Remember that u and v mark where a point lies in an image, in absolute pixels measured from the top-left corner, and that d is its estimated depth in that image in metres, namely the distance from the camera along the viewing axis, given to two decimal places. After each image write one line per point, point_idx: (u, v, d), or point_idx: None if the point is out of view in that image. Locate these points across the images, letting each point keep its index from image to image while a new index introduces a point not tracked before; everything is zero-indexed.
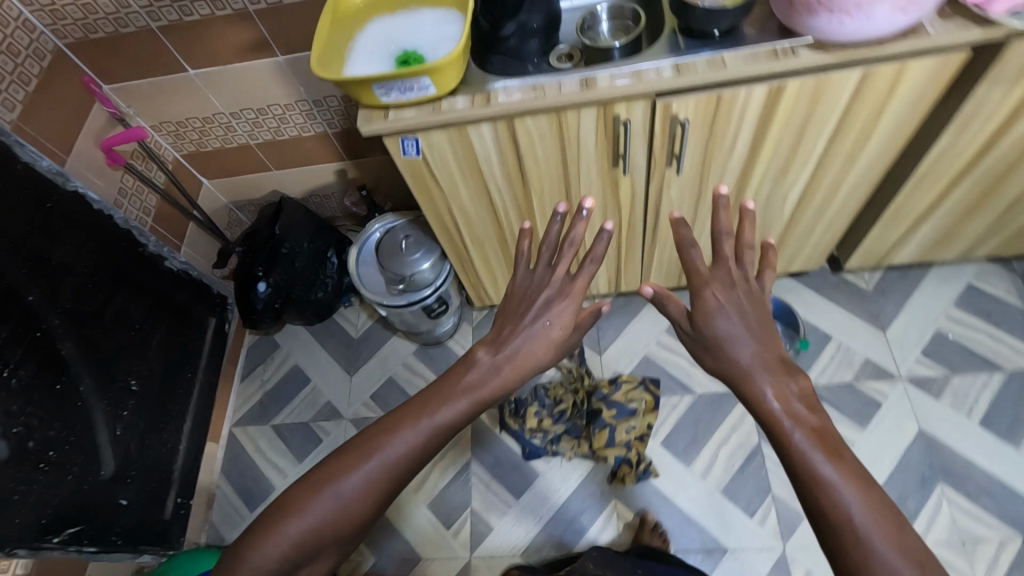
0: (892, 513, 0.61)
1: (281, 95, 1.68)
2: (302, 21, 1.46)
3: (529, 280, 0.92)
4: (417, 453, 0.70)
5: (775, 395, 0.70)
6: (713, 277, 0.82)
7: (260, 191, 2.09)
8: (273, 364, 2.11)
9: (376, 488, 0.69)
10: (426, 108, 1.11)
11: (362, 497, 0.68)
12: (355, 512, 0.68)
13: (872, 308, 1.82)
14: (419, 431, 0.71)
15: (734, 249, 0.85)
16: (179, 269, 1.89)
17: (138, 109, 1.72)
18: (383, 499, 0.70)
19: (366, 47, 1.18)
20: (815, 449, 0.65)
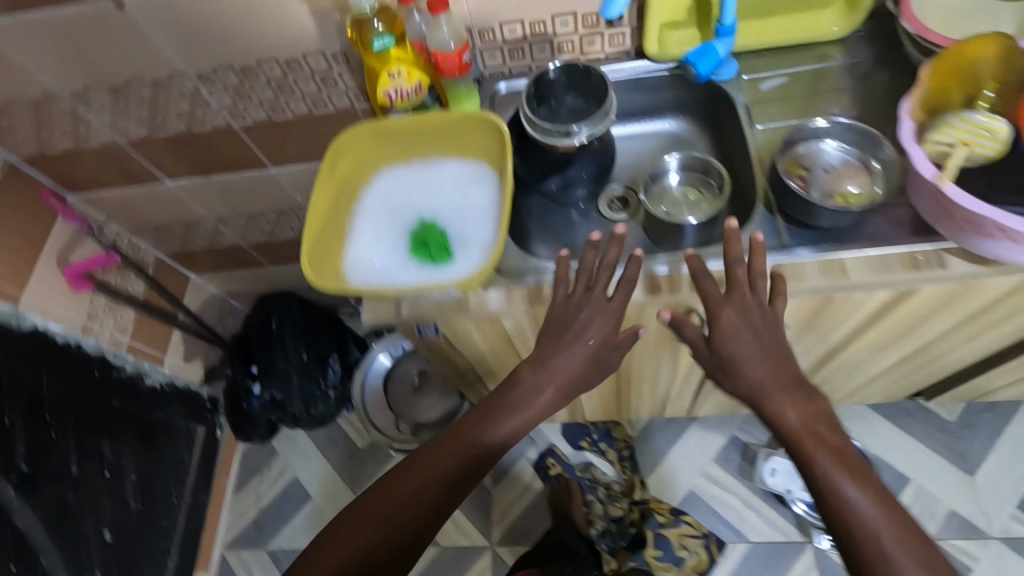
0: (915, 532, 0.66)
1: (275, 202, 1.45)
2: (298, 137, 1.21)
3: (567, 307, 0.78)
4: (458, 464, 0.78)
5: (795, 415, 0.70)
6: (730, 302, 0.72)
7: (255, 282, 1.86)
8: (270, 475, 1.89)
9: (432, 481, 0.78)
10: (449, 308, 0.86)
11: (428, 480, 0.78)
12: (432, 475, 0.78)
13: (957, 446, 1.56)
14: (456, 454, 0.79)
15: (749, 275, 0.73)
16: (161, 383, 1.67)
17: (110, 215, 1.48)
18: (436, 496, 0.78)
19: (375, 207, 0.93)
20: (840, 469, 0.68)
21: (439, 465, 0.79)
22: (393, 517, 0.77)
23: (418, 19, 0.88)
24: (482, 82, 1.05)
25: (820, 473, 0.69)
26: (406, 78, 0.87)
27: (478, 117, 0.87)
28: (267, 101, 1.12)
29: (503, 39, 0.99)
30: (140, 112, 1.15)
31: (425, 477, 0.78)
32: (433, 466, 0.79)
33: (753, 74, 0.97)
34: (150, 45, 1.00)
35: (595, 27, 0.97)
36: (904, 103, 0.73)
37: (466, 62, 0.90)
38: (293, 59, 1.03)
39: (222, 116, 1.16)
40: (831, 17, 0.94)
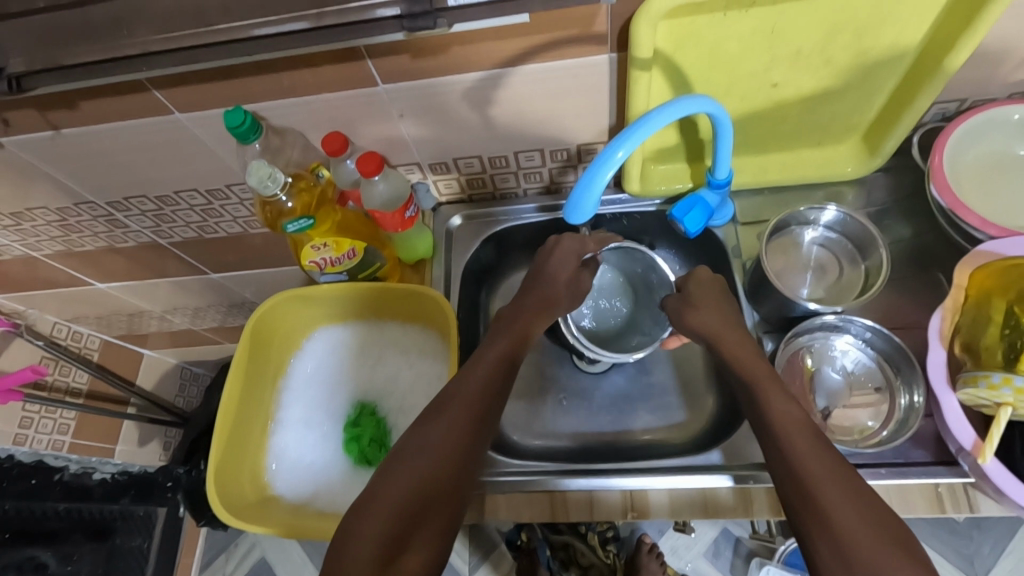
0: (876, 513, 0.51)
1: (224, 297, 1.31)
2: (235, 251, 1.06)
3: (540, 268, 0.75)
4: (483, 395, 0.62)
5: (810, 460, 0.54)
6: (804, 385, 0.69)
7: (216, 355, 1.74)
8: (238, 554, 1.73)
9: (474, 410, 0.61)
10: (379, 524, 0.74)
11: (464, 420, 0.60)
12: (464, 431, 0.60)
13: (966, 549, 1.26)
14: (469, 390, 0.62)
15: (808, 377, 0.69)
16: (112, 474, 1.53)
17: (43, 309, 1.34)
18: (481, 423, 0.61)
19: (305, 383, 0.80)
20: (834, 483, 0.53)
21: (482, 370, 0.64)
22: (466, 420, 0.60)
23: (352, 162, 0.74)
24: (438, 210, 0.90)
25: (794, 460, 0.55)
26: (334, 248, 0.73)
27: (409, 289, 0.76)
28: (195, 222, 0.97)
29: (459, 171, 0.84)
30: (50, 231, 1.00)
31: (474, 397, 0.62)
32: (478, 387, 0.63)
33: (751, 218, 0.82)
34: (44, 178, 0.85)
35: (568, 160, 0.82)
36: (933, 322, 0.62)
37: (410, 217, 0.76)
38: (215, 189, 0.88)
39: (146, 234, 1.02)
40: (846, 156, 0.78)
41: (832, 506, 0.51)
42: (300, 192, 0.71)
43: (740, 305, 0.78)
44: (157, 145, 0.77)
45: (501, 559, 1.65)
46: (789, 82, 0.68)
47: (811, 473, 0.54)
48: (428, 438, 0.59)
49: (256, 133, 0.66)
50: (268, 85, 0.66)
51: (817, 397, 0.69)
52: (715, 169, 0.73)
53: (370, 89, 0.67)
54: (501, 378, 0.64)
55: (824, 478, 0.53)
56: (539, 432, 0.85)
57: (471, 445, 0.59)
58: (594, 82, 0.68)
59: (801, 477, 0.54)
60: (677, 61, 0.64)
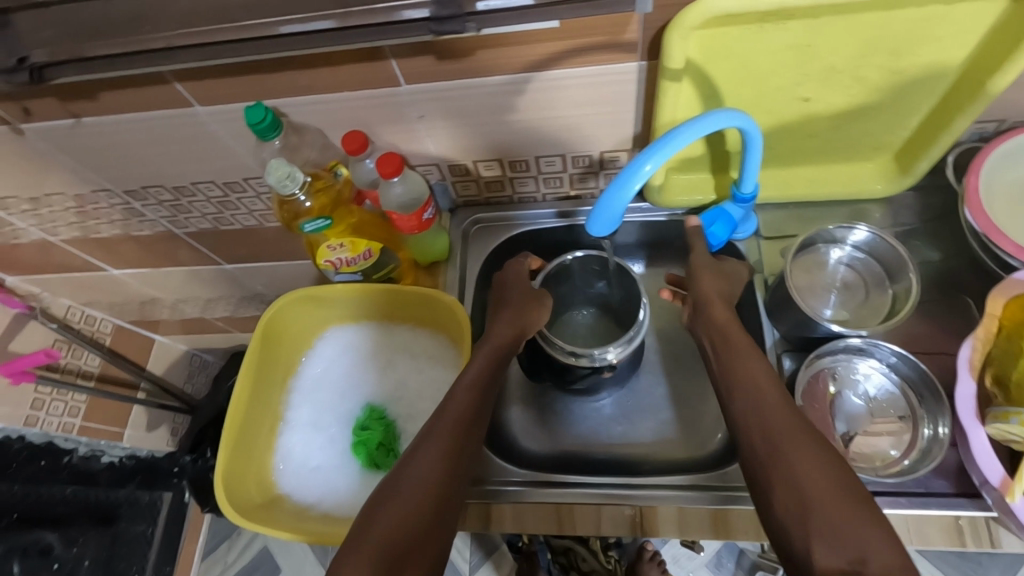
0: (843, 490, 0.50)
1: (237, 289, 1.31)
2: (249, 243, 1.06)
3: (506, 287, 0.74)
4: (464, 418, 0.61)
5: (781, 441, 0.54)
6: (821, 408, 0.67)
7: (227, 344, 1.74)
8: (240, 542, 1.75)
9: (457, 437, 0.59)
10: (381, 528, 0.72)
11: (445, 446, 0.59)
12: (449, 457, 0.58)
13: None
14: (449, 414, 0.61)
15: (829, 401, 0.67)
16: (120, 458, 1.55)
17: (57, 292, 1.34)
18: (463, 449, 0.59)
19: (316, 385, 0.80)
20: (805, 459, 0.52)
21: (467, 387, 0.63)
22: (448, 448, 0.58)
23: (372, 162, 0.72)
24: (456, 212, 0.89)
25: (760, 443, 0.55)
26: (350, 249, 0.74)
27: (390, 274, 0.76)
28: (210, 214, 0.97)
29: (477, 175, 0.82)
30: (67, 217, 1.00)
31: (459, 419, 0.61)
32: (460, 410, 0.61)
33: (775, 233, 0.80)
34: (62, 166, 0.85)
35: (589, 167, 0.81)
36: (963, 352, 0.60)
37: (426, 220, 0.75)
38: (232, 182, 0.87)
39: (162, 224, 1.02)
40: (875, 173, 0.76)
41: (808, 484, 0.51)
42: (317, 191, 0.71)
43: (761, 323, 0.76)
44: (175, 138, 0.76)
45: (502, 559, 1.66)
46: (822, 98, 0.66)
47: (781, 452, 0.53)
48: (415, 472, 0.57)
49: (276, 130, 0.65)
50: (289, 82, 0.66)
51: (838, 421, 0.67)
52: (741, 184, 0.71)
53: (391, 89, 0.66)
54: (481, 398, 0.63)
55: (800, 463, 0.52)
56: (547, 441, 0.84)
57: (457, 472, 0.58)
58: (620, 91, 0.66)
59: (778, 463, 0.52)
60: (708, 72, 0.63)
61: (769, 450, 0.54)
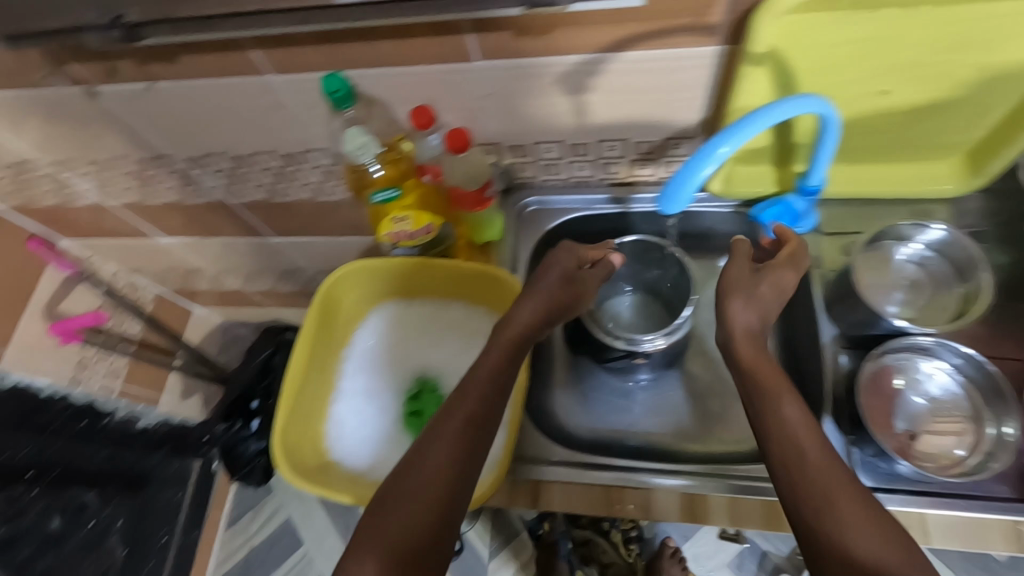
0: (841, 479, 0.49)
1: (279, 262, 1.33)
2: (299, 216, 1.07)
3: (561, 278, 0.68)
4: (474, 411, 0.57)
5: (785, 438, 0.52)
6: (882, 407, 0.67)
7: (260, 318, 1.77)
8: (263, 514, 1.76)
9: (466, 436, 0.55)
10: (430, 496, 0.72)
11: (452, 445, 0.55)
12: (452, 454, 0.54)
13: None
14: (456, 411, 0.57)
15: (890, 402, 0.67)
16: (155, 424, 1.59)
17: (105, 257, 1.38)
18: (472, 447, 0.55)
19: (367, 357, 0.81)
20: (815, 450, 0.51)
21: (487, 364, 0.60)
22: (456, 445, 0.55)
23: (436, 138, 0.73)
24: (509, 193, 0.89)
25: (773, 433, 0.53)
26: (413, 222, 0.74)
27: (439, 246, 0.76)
28: (266, 185, 0.98)
29: (535, 156, 0.82)
30: (126, 182, 1.03)
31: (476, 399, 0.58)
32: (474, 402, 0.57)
33: (836, 228, 0.79)
34: (130, 129, 0.87)
35: (649, 153, 0.80)
36: None
37: (486, 197, 0.76)
38: (292, 154, 0.88)
39: (217, 192, 1.03)
40: (943, 173, 0.75)
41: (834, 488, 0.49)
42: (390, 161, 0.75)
43: (816, 318, 0.75)
44: (244, 105, 0.77)
45: (522, 547, 1.66)
46: (901, 92, 0.65)
47: (801, 444, 0.51)
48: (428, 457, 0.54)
49: (350, 101, 0.66)
50: (365, 54, 0.66)
51: (897, 419, 0.67)
52: (808, 175, 0.70)
53: (464, 65, 0.67)
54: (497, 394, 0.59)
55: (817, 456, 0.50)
56: (591, 425, 0.84)
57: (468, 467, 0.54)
58: (695, 75, 0.66)
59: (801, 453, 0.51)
60: (789, 60, 0.62)
61: (789, 446, 0.52)
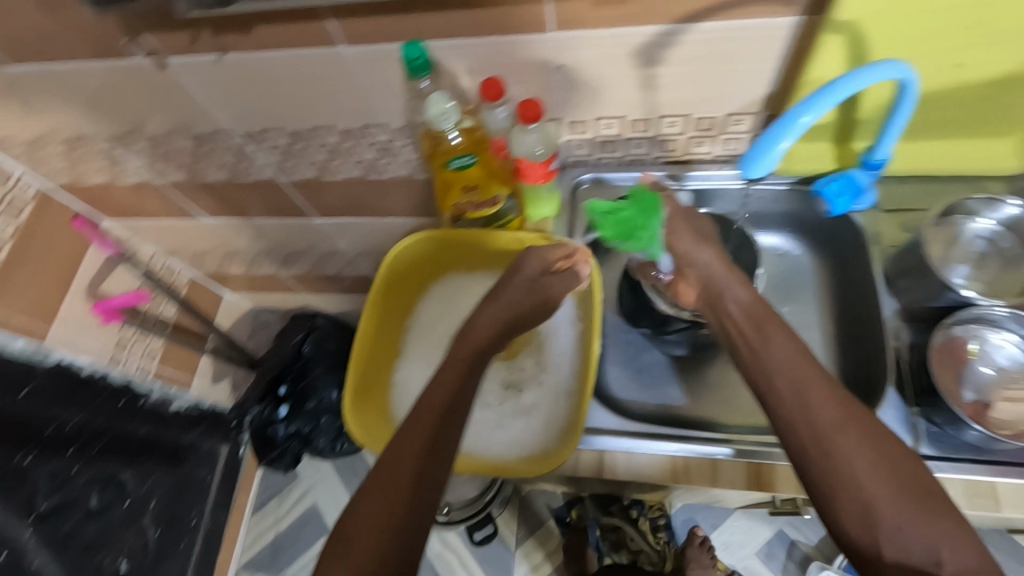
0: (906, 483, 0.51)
1: (318, 245, 1.34)
2: (347, 195, 1.08)
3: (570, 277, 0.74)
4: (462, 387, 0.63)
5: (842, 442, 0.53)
6: (952, 383, 0.66)
7: (290, 305, 1.78)
8: (291, 498, 1.80)
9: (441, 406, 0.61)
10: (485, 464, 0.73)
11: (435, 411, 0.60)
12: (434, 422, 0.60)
13: None
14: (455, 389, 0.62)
15: (958, 376, 0.67)
16: (187, 406, 1.61)
17: (145, 238, 1.40)
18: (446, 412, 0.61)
19: (431, 324, 0.81)
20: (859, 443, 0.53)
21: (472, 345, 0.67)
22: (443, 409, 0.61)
23: (503, 111, 0.74)
24: (564, 170, 0.90)
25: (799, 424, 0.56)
26: (481, 194, 0.80)
27: (492, 226, 0.82)
28: (318, 161, 0.99)
29: (594, 133, 0.83)
30: (179, 159, 1.04)
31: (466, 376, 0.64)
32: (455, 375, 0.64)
33: (895, 206, 0.80)
34: (191, 101, 0.88)
35: (708, 130, 0.81)
36: None
37: (551, 170, 0.77)
38: (350, 129, 0.89)
39: (269, 170, 1.03)
40: (1011, 154, 0.74)
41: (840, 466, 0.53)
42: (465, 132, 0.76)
43: (877, 293, 0.76)
44: (310, 77, 0.78)
45: (548, 536, 1.65)
46: (978, 65, 0.64)
47: (838, 444, 0.53)
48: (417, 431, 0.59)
49: (428, 69, 0.67)
50: (440, 23, 0.67)
51: (965, 389, 0.66)
52: (873, 149, 0.70)
53: (539, 36, 0.68)
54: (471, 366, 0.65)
55: (827, 435, 0.54)
56: (648, 400, 0.85)
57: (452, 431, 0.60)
58: (767, 48, 0.67)
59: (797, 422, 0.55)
60: (864, 33, 0.63)
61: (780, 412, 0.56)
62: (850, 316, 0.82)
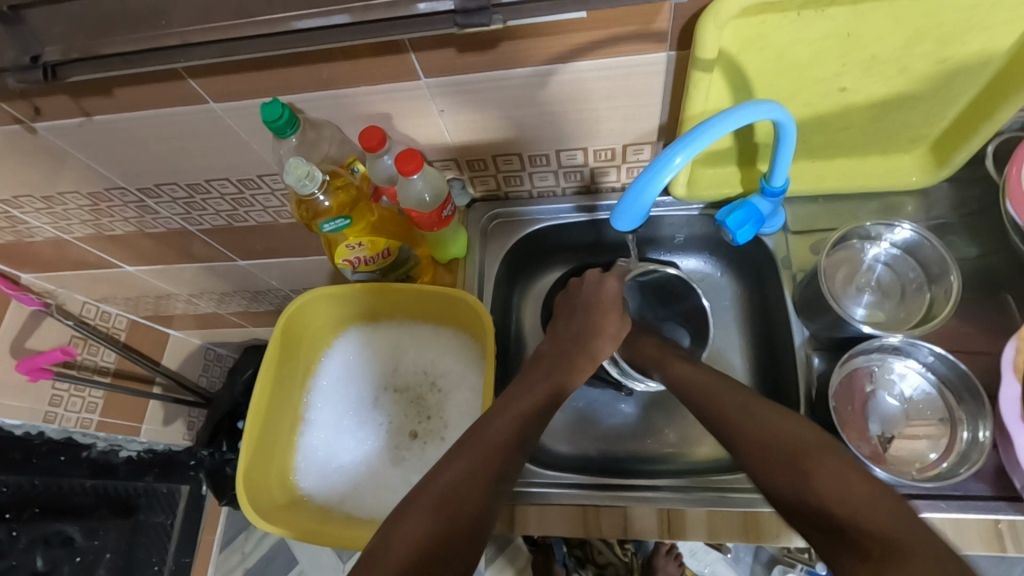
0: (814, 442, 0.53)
1: (251, 283, 1.30)
2: (265, 239, 1.04)
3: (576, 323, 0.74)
4: (510, 443, 0.58)
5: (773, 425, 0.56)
6: (859, 426, 0.65)
7: (240, 339, 1.74)
8: (257, 532, 1.73)
9: (490, 474, 0.55)
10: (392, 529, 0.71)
11: (477, 478, 0.54)
12: (476, 485, 0.53)
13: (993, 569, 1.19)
14: (485, 445, 0.57)
15: (862, 412, 0.65)
16: (138, 453, 1.53)
17: (72, 288, 1.32)
18: (497, 486, 0.55)
19: (335, 384, 0.80)
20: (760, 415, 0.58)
21: (503, 425, 0.59)
22: (483, 460, 0.56)
23: (390, 158, 0.71)
24: (473, 207, 0.87)
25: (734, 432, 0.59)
26: (368, 248, 0.73)
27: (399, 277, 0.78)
28: (224, 211, 0.96)
29: (496, 169, 0.80)
30: (81, 215, 1.00)
31: (486, 454, 0.56)
32: (502, 432, 0.59)
33: (803, 227, 0.77)
34: (76, 161, 0.84)
35: (610, 161, 0.78)
36: (1006, 354, 0.58)
37: (445, 216, 0.73)
38: (247, 179, 0.85)
39: (176, 221, 1.00)
40: (911, 166, 0.73)
41: (816, 470, 0.51)
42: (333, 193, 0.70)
43: (788, 322, 0.73)
44: (188, 134, 0.75)
45: (517, 553, 1.56)
46: (860, 88, 0.63)
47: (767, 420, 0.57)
48: (414, 516, 0.51)
49: (293, 127, 0.63)
50: (307, 76, 0.64)
51: (871, 423, 0.65)
52: (770, 177, 0.68)
53: (414, 82, 0.64)
54: (524, 434, 0.59)
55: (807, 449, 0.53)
56: (570, 441, 0.83)
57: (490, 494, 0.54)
58: (648, 82, 0.64)
59: (781, 478, 0.52)
60: (741, 64, 0.61)
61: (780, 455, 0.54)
62: (769, 340, 0.79)
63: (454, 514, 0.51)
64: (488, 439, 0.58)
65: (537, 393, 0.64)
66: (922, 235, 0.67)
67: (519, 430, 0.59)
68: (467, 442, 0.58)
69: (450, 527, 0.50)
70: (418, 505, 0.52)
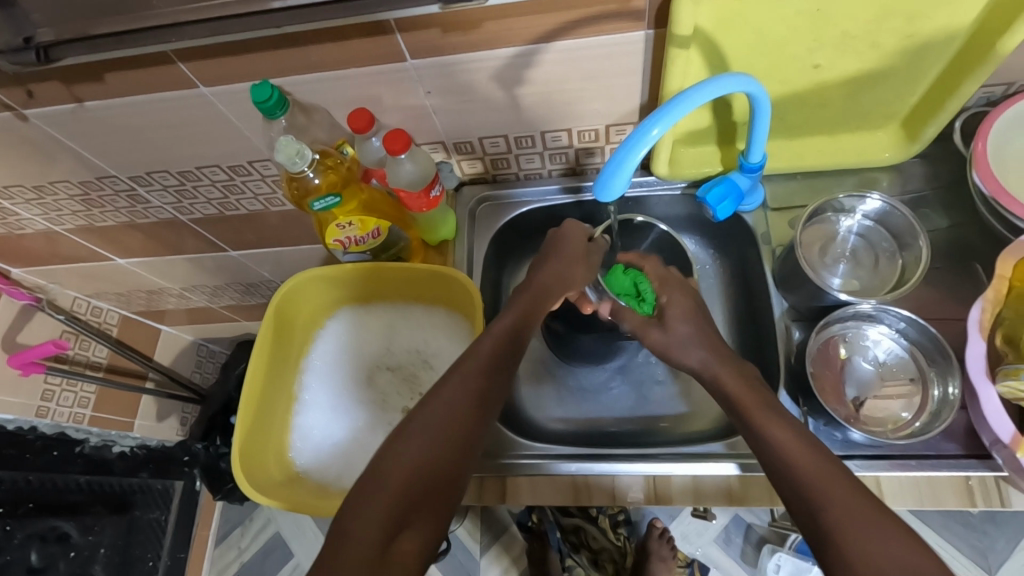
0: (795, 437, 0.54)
1: (243, 275, 1.31)
2: (256, 228, 1.05)
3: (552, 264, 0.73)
4: (491, 370, 0.61)
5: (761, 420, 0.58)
6: (834, 391, 0.67)
7: (232, 334, 1.74)
8: (252, 527, 1.73)
9: (474, 400, 0.58)
10: None
11: (462, 406, 0.58)
12: (461, 414, 0.57)
13: (978, 542, 1.21)
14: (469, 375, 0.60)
15: (836, 378, 0.68)
16: (132, 448, 1.53)
17: (64, 283, 1.32)
18: (483, 411, 0.59)
19: (328, 363, 0.81)
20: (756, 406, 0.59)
21: (483, 354, 0.62)
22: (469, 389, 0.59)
23: (379, 140, 0.72)
24: (461, 190, 0.88)
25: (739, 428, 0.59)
26: (359, 227, 0.74)
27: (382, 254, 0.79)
28: (215, 199, 0.97)
29: (483, 151, 0.82)
30: (72, 206, 1.00)
31: (470, 385, 0.59)
32: (484, 358, 0.61)
33: (783, 204, 0.80)
34: (66, 150, 0.85)
35: (594, 142, 0.80)
36: (973, 314, 0.61)
37: (434, 196, 0.75)
38: (237, 166, 0.87)
39: (167, 211, 1.01)
40: (883, 141, 0.76)
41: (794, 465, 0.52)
42: (323, 174, 0.71)
43: (768, 294, 0.76)
44: (179, 121, 0.76)
45: (511, 542, 1.55)
46: (832, 64, 0.66)
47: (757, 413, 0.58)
48: (401, 450, 0.55)
49: (282, 109, 0.65)
50: (295, 59, 0.65)
51: (847, 388, 0.68)
52: (748, 153, 0.70)
53: (401, 64, 0.66)
54: (505, 360, 0.62)
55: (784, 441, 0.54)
56: (561, 417, 0.85)
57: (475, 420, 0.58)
58: (627, 61, 0.66)
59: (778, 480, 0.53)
60: (716, 41, 0.63)
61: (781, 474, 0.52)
62: (750, 314, 0.82)
63: (439, 445, 0.55)
64: (472, 367, 0.60)
65: (512, 315, 0.66)
66: (889, 203, 0.70)
67: (497, 355, 0.62)
68: (449, 376, 0.60)
69: (432, 458, 0.54)
70: (408, 436, 0.56)
